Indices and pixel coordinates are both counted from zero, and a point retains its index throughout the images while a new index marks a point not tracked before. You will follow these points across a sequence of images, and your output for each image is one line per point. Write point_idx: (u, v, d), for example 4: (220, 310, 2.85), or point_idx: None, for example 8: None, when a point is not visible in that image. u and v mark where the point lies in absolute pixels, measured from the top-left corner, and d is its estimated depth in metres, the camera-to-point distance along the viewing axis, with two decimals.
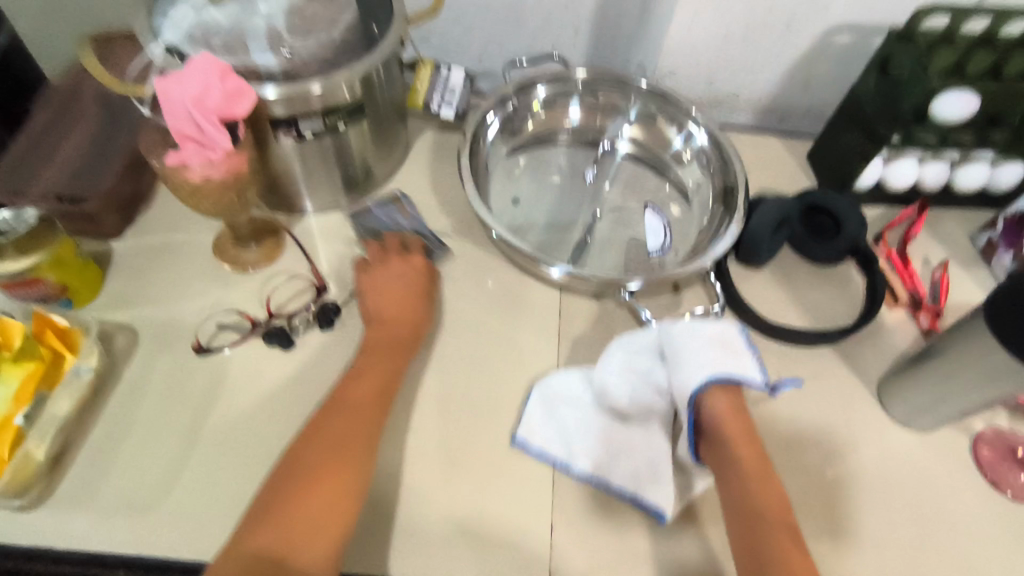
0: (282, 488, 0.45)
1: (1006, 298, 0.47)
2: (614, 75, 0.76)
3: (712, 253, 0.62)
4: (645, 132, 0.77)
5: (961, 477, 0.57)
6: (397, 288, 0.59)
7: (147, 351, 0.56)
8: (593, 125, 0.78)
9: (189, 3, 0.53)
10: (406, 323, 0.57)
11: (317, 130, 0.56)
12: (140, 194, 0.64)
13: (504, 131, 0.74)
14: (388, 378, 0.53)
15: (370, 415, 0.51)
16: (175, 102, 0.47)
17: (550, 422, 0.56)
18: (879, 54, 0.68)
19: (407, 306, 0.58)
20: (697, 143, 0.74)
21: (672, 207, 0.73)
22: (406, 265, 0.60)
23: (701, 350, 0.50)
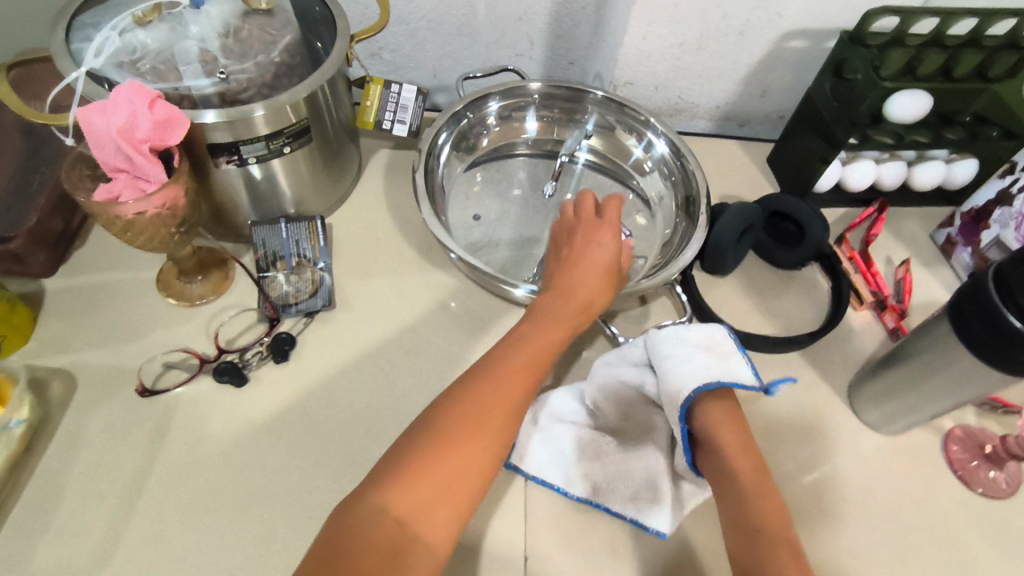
0: (432, 432, 0.40)
1: (969, 302, 0.46)
2: (570, 87, 0.74)
3: (678, 263, 0.61)
4: (605, 142, 0.76)
5: (934, 478, 0.57)
6: (593, 257, 0.51)
7: (88, 396, 0.53)
8: (551, 136, 0.77)
9: (110, 27, 0.50)
10: (574, 305, 0.50)
11: (260, 154, 0.53)
12: (71, 231, 0.60)
13: (459, 147, 0.72)
14: (545, 355, 0.47)
15: (520, 385, 0.44)
16: (98, 132, 0.44)
17: (545, 442, 0.53)
18: (834, 58, 0.68)
19: (593, 277, 0.51)
20: (658, 152, 0.74)
21: (637, 216, 0.72)
22: (610, 231, 0.53)
23: (692, 356, 0.47)
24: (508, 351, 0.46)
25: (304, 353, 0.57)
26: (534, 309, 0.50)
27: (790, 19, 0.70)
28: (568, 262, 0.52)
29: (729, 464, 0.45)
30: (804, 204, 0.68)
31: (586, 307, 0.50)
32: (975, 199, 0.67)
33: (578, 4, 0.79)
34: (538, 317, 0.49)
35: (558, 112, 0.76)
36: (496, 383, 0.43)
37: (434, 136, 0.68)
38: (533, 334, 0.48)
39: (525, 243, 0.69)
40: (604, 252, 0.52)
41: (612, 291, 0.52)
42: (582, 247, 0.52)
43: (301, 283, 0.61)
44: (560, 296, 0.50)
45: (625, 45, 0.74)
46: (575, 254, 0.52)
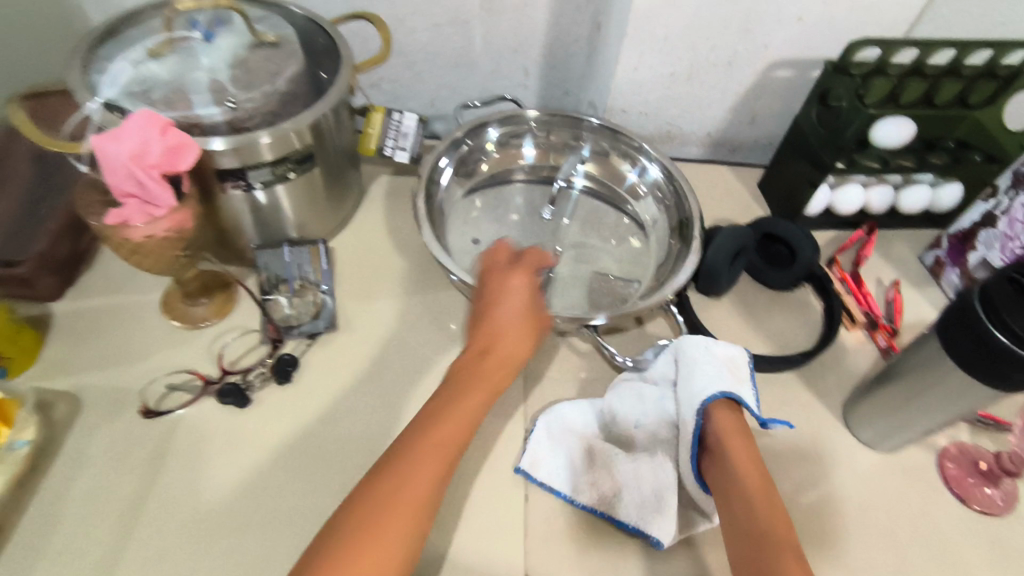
0: (335, 545, 0.38)
1: (956, 317, 0.48)
2: (565, 115, 0.77)
3: (673, 284, 0.62)
4: (600, 167, 0.78)
5: (931, 495, 0.57)
6: (506, 308, 0.51)
7: (91, 418, 0.53)
8: (548, 163, 0.79)
9: (126, 59, 0.52)
10: (495, 362, 0.49)
11: (266, 180, 0.56)
12: (79, 255, 0.61)
13: (459, 173, 0.74)
14: (467, 422, 0.45)
15: (440, 462, 0.42)
16: (111, 159, 0.45)
17: (556, 450, 0.54)
18: (819, 87, 0.71)
19: (510, 333, 0.50)
20: (651, 176, 0.76)
21: (631, 240, 0.74)
22: (522, 277, 0.53)
23: (715, 367, 0.52)
24: (422, 430, 0.44)
25: (305, 375, 0.58)
26: (450, 375, 0.49)
27: (775, 50, 0.73)
28: (483, 316, 0.51)
29: (735, 471, 0.47)
30: (794, 227, 0.70)
31: (504, 365, 0.49)
32: (962, 221, 0.69)
33: (572, 36, 0.82)
34: (454, 385, 0.48)
35: (554, 139, 0.79)
36: (409, 465, 0.41)
37: (434, 162, 0.70)
38: (449, 408, 0.46)
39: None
40: (518, 303, 0.52)
41: (535, 335, 0.51)
42: (495, 298, 0.52)
43: (304, 305, 0.62)
44: (474, 358, 0.49)
45: (617, 74, 0.76)
46: (489, 307, 0.52)
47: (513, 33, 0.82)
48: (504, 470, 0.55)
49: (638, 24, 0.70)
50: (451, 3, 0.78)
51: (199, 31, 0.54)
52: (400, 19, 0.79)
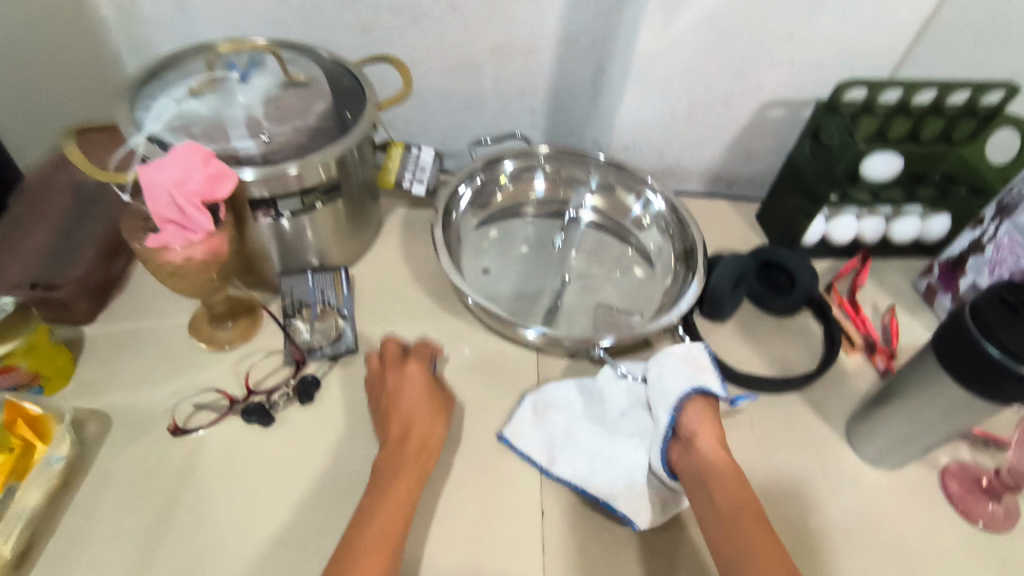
0: None
1: (949, 334, 0.51)
2: (573, 151, 0.82)
3: (678, 309, 0.65)
4: (606, 201, 0.82)
5: (935, 512, 0.59)
6: (409, 398, 0.55)
7: (122, 435, 0.55)
8: (557, 196, 0.83)
9: (169, 97, 0.56)
10: (414, 443, 0.52)
11: (295, 209, 0.59)
12: (112, 279, 0.64)
13: (475, 203, 0.78)
14: (406, 507, 0.48)
15: (384, 546, 0.45)
16: (155, 186, 0.49)
17: (537, 428, 0.59)
18: (811, 125, 0.75)
19: (419, 419, 0.54)
20: (655, 208, 0.79)
21: (636, 268, 0.77)
22: (412, 372, 0.57)
23: (677, 368, 0.57)
24: (361, 525, 0.46)
25: (327, 394, 0.60)
26: (376, 473, 0.51)
27: (769, 90, 0.78)
28: (388, 410, 0.55)
29: (705, 458, 0.51)
30: (793, 255, 0.73)
31: (423, 443, 0.52)
32: (951, 250, 0.73)
33: (577, 79, 0.88)
34: (380, 475, 0.50)
35: (563, 173, 0.83)
36: (360, 552, 0.44)
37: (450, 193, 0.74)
38: (381, 500, 0.48)
39: (531, 295, 0.73)
40: (417, 393, 0.56)
41: (444, 413, 0.56)
42: (396, 393, 0.56)
43: (326, 329, 0.64)
44: (393, 448, 0.52)
45: (620, 113, 0.82)
46: (392, 402, 0.55)
47: (522, 75, 0.87)
48: (520, 487, 0.56)
49: (639, 67, 0.75)
50: (464, 48, 0.84)
51: (237, 71, 0.58)
52: (417, 62, 0.85)
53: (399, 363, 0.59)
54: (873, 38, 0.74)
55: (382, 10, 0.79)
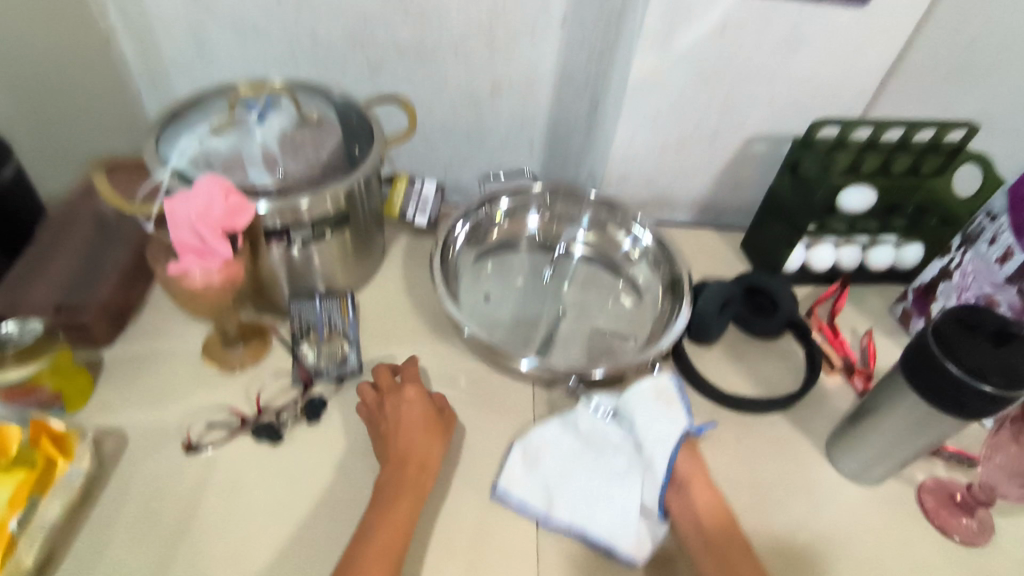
0: None
1: (916, 355, 0.54)
2: (567, 189, 0.86)
3: (667, 339, 0.68)
4: (598, 237, 0.86)
5: (912, 525, 0.62)
6: (410, 420, 0.58)
7: (138, 451, 0.58)
8: (551, 232, 0.87)
9: (192, 135, 0.61)
10: (413, 464, 0.55)
11: (306, 238, 0.63)
12: (130, 305, 0.68)
13: (471, 240, 0.82)
14: (406, 526, 0.51)
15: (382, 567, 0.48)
16: (180, 218, 0.53)
17: (530, 475, 0.60)
18: (789, 159, 0.80)
19: (417, 442, 0.56)
20: (644, 244, 0.83)
21: (626, 300, 0.81)
22: (411, 393, 0.60)
23: (654, 408, 0.60)
24: (365, 543, 0.50)
25: (334, 413, 0.63)
26: (377, 491, 0.54)
27: (752, 125, 0.83)
28: (388, 433, 0.57)
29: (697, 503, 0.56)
30: (775, 281, 0.77)
31: (421, 465, 0.55)
32: (923, 276, 0.77)
33: (571, 115, 0.94)
34: (381, 498, 0.53)
35: (557, 210, 0.87)
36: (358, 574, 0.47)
37: (448, 229, 0.78)
38: (381, 521, 0.51)
39: (526, 323, 0.76)
40: (415, 416, 0.58)
41: (442, 434, 0.59)
42: (395, 417, 0.58)
43: (332, 351, 0.67)
44: (394, 469, 0.55)
45: (612, 147, 0.87)
46: (391, 425, 0.58)
47: (520, 112, 0.93)
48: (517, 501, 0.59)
49: (630, 105, 0.81)
50: (466, 86, 0.89)
51: (255, 111, 0.62)
52: (421, 99, 0.91)
53: (399, 386, 0.61)
54: (846, 81, 0.79)
55: (390, 51, 0.85)
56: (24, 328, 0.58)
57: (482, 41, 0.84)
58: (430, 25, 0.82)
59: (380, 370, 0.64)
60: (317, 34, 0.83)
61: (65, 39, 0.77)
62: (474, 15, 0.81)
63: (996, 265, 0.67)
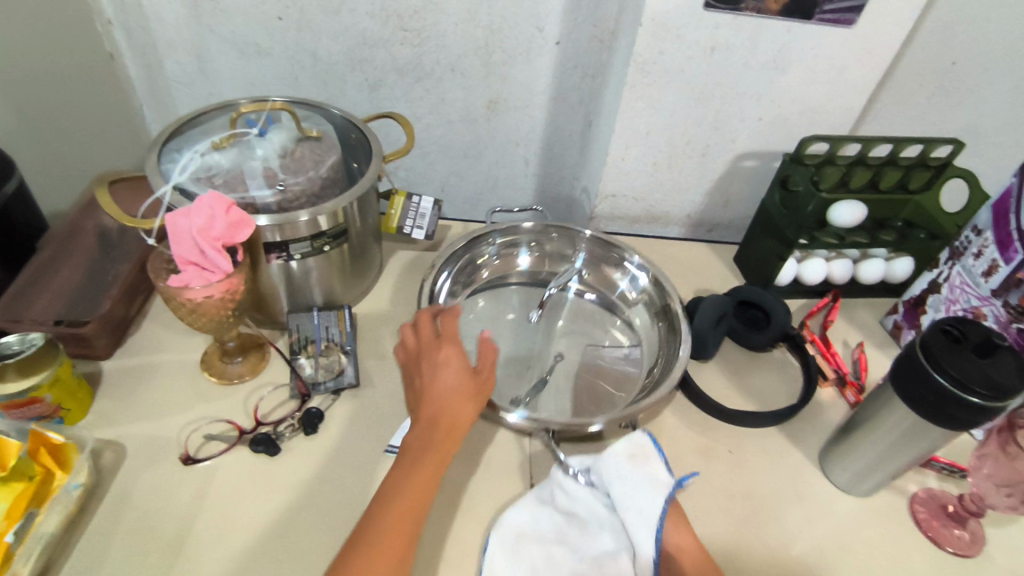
0: None
1: (905, 367, 0.55)
2: (562, 227, 0.85)
3: (665, 382, 0.66)
4: (594, 277, 0.85)
5: (905, 536, 0.62)
6: (446, 381, 0.55)
7: (135, 464, 0.58)
8: (544, 269, 0.86)
9: (193, 151, 0.62)
10: (444, 429, 0.53)
11: (305, 252, 0.64)
12: (129, 318, 0.69)
13: (458, 280, 0.80)
14: (426, 495, 0.50)
15: (404, 529, 0.48)
16: (182, 232, 0.54)
17: (512, 568, 0.53)
18: (779, 175, 0.82)
19: (450, 404, 0.54)
20: (640, 284, 0.82)
21: (622, 341, 0.79)
22: (451, 352, 0.57)
23: (628, 473, 0.55)
24: (381, 512, 0.48)
25: (331, 426, 0.64)
26: (404, 447, 0.53)
27: (742, 143, 0.85)
28: (423, 388, 0.55)
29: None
30: (768, 296, 0.79)
31: (451, 429, 0.53)
32: (914, 288, 0.78)
33: (566, 132, 0.96)
34: (408, 457, 0.52)
35: (549, 249, 0.87)
36: (379, 533, 0.47)
37: (427, 288, 0.73)
38: (407, 479, 0.50)
39: (521, 360, 0.75)
40: (454, 376, 0.56)
41: (478, 400, 0.56)
42: (432, 373, 0.56)
43: (330, 364, 0.68)
44: (424, 428, 0.53)
45: (606, 164, 0.88)
46: (427, 381, 0.55)
47: (516, 128, 0.95)
48: None
49: (625, 122, 0.82)
50: (463, 104, 0.91)
51: (256, 128, 0.64)
52: (419, 117, 0.93)
53: (439, 342, 0.58)
54: (834, 100, 0.81)
55: (388, 70, 0.87)
56: (25, 340, 0.57)
57: (478, 60, 0.86)
58: (427, 44, 0.84)
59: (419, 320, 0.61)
60: (317, 53, 0.85)
61: (74, 55, 0.78)
62: (471, 35, 0.83)
63: (981, 278, 0.68)
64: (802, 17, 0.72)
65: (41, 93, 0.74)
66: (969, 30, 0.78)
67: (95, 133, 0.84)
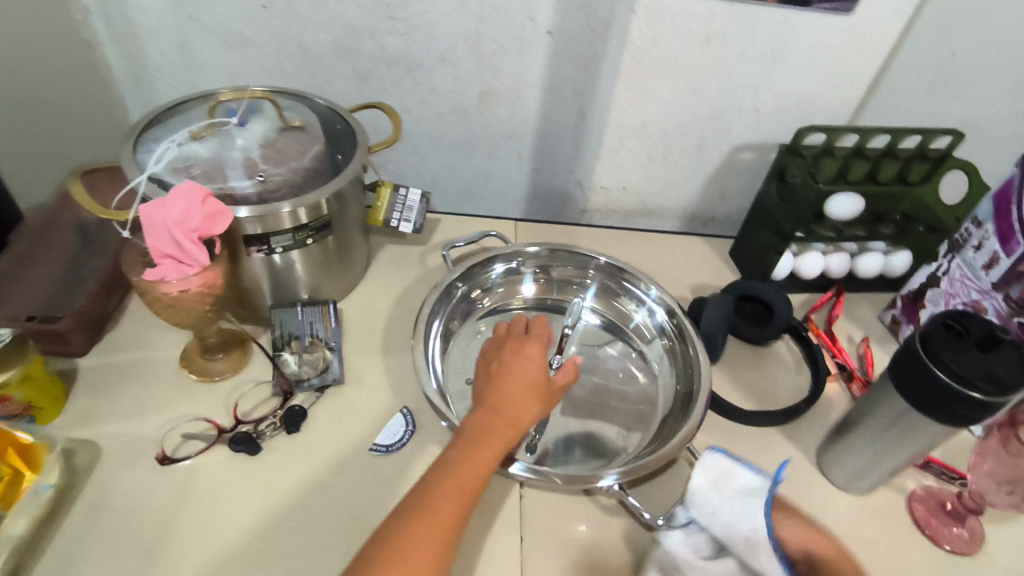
0: None
1: (905, 361, 0.53)
2: (572, 255, 0.79)
3: (681, 434, 0.59)
4: (607, 308, 0.78)
5: (904, 534, 0.61)
6: (523, 372, 0.53)
7: (110, 465, 0.56)
8: (550, 295, 0.80)
9: (171, 141, 0.60)
10: (508, 420, 0.51)
11: (286, 245, 0.61)
12: (108, 313, 0.67)
13: (456, 313, 0.74)
14: (474, 484, 0.47)
15: (450, 511, 0.45)
16: (157, 224, 0.51)
17: None
18: (776, 166, 0.80)
19: (520, 393, 0.52)
20: (658, 319, 0.76)
21: (638, 379, 0.72)
22: (533, 349, 0.55)
23: (720, 497, 0.56)
24: (422, 497, 0.46)
25: (315, 424, 0.62)
26: (465, 428, 0.50)
27: (738, 135, 0.84)
28: (494, 375, 0.53)
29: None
30: (770, 288, 0.77)
31: (513, 421, 0.51)
32: (912, 282, 0.77)
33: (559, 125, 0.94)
34: (468, 439, 0.49)
35: (555, 275, 0.80)
36: (428, 512, 0.45)
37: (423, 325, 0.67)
38: (464, 460, 0.48)
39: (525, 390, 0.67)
40: (534, 368, 0.54)
41: (547, 402, 0.54)
42: (507, 362, 0.54)
43: (313, 360, 0.66)
44: (490, 412, 0.51)
45: (601, 157, 0.86)
46: (501, 369, 0.53)
47: (508, 121, 0.93)
48: (499, 515, 0.57)
49: (619, 113, 0.81)
50: (454, 96, 0.89)
51: (235, 117, 0.62)
52: (408, 108, 0.91)
53: (526, 340, 0.56)
54: (831, 90, 0.79)
55: (377, 60, 0.85)
56: None
57: (469, 50, 0.84)
58: (417, 34, 0.82)
59: (508, 325, 0.60)
60: (303, 43, 0.83)
61: (53, 44, 0.76)
62: (461, 24, 0.81)
63: (982, 271, 0.66)
64: (800, 5, 0.71)
65: (19, 83, 0.73)
66: (970, 19, 0.76)
67: (76, 125, 0.82)
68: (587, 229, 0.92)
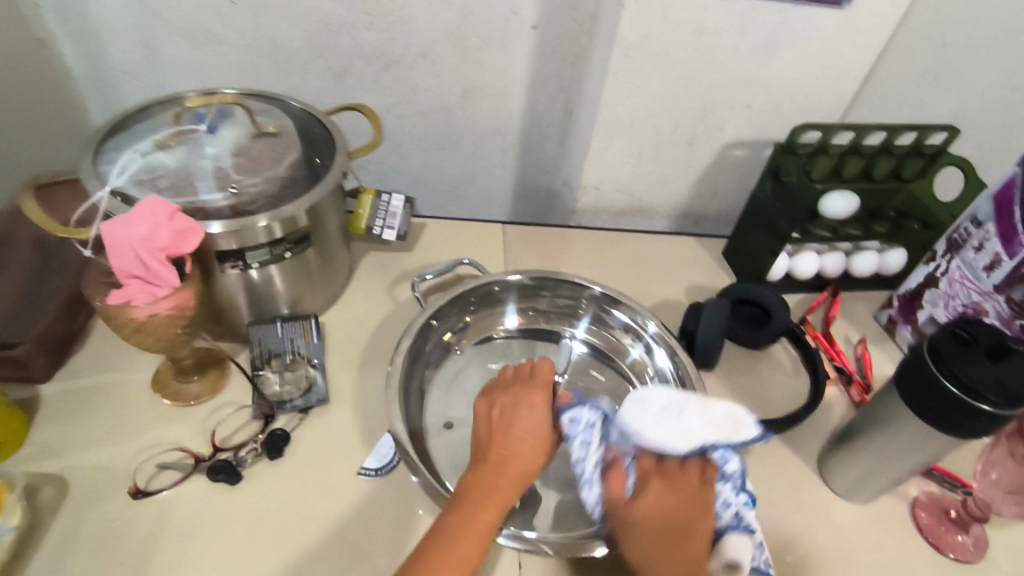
0: None
1: (912, 372, 0.52)
2: (566, 283, 0.73)
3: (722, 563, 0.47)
4: (602, 339, 0.73)
5: (910, 544, 0.60)
6: (524, 429, 0.51)
7: (78, 500, 0.53)
8: (538, 327, 0.74)
9: (132, 150, 0.56)
10: (508, 477, 0.49)
11: (263, 260, 0.58)
12: (73, 334, 0.63)
13: (437, 346, 0.68)
14: (478, 548, 0.45)
15: None
16: (121, 242, 0.47)
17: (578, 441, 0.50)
18: (772, 165, 0.77)
19: (525, 450, 0.50)
20: (660, 363, 0.69)
21: None
22: (533, 406, 0.52)
23: (705, 422, 0.47)
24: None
25: (299, 448, 0.59)
26: (464, 489, 0.48)
27: (732, 131, 0.81)
28: (497, 428, 0.52)
29: (641, 527, 0.46)
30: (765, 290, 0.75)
31: (517, 478, 0.49)
32: (909, 282, 0.75)
33: (544, 122, 0.91)
34: (470, 498, 0.47)
35: (546, 307, 0.75)
36: None
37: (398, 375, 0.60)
38: (465, 524, 0.46)
39: None
40: (535, 425, 0.51)
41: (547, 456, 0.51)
42: (510, 416, 0.51)
43: (296, 379, 0.63)
44: (490, 471, 0.49)
45: (590, 155, 0.83)
46: (506, 422, 0.51)
47: (492, 118, 0.90)
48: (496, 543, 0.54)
49: (608, 109, 0.78)
50: (434, 92, 0.86)
51: (205, 123, 0.58)
52: (388, 106, 0.87)
53: (528, 386, 0.54)
54: (824, 84, 0.77)
55: (354, 56, 0.81)
56: None
57: (452, 45, 0.80)
58: (396, 28, 0.78)
59: (510, 368, 0.57)
60: (277, 39, 0.78)
61: (5, 45, 0.71)
62: (443, 17, 0.77)
63: (983, 273, 0.65)
64: None
65: None
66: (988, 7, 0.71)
67: (33, 128, 0.77)
68: (578, 229, 0.90)
